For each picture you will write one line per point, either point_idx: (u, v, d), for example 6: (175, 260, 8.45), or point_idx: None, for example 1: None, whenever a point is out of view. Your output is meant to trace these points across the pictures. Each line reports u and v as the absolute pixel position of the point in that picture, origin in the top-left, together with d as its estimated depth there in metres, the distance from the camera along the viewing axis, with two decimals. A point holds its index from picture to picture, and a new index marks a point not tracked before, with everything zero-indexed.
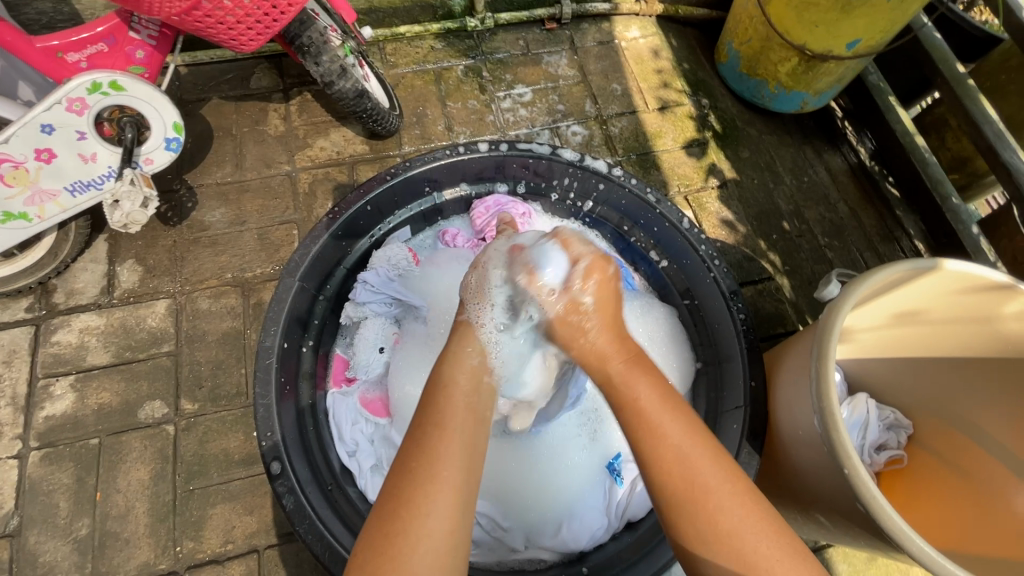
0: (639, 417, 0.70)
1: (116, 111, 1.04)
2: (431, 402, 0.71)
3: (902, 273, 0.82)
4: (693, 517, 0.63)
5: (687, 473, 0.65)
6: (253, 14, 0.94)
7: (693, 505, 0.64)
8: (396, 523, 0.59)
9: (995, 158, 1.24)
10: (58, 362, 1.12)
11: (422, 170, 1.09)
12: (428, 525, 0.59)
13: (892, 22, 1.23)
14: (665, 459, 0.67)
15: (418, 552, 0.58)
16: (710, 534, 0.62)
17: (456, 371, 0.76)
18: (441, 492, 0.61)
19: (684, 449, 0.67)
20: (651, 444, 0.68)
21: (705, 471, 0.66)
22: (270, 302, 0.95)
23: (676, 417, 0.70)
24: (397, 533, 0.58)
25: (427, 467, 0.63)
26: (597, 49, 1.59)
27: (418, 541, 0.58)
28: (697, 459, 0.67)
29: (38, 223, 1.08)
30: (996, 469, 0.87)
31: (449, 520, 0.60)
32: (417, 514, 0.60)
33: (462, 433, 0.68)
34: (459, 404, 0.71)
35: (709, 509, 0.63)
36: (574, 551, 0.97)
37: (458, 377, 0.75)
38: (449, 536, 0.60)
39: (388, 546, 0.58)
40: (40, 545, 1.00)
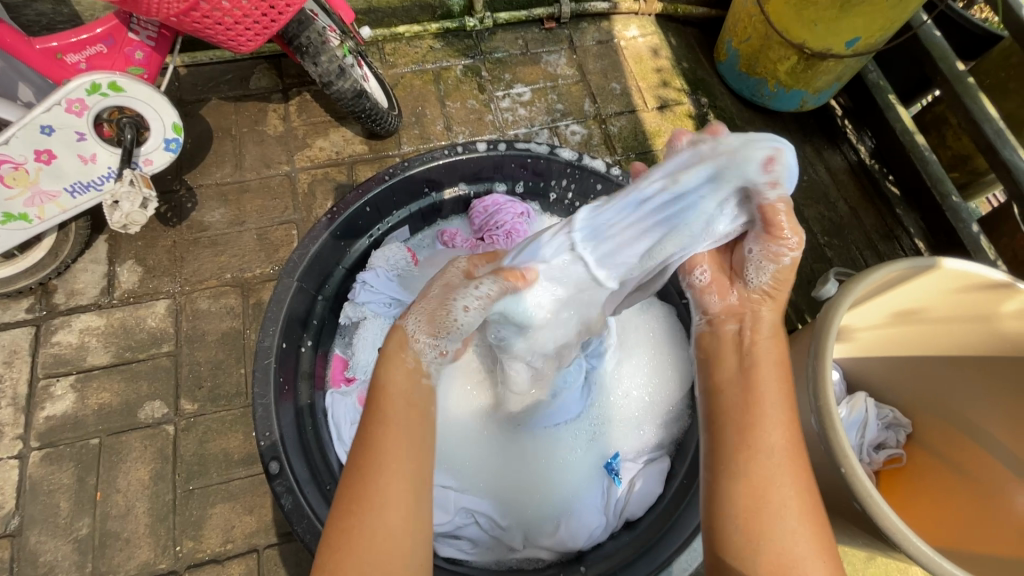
0: (754, 400, 0.66)
1: (115, 112, 1.04)
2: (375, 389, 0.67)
3: (901, 272, 0.82)
4: (751, 504, 0.59)
5: (767, 463, 0.61)
6: (251, 15, 0.94)
7: (753, 491, 0.60)
8: (351, 520, 0.58)
9: (995, 156, 1.24)
10: (59, 363, 1.12)
11: (420, 170, 1.09)
12: (380, 519, 0.58)
13: (891, 21, 1.23)
14: (754, 448, 0.62)
15: (372, 547, 0.57)
16: (761, 529, 0.58)
17: (397, 368, 0.68)
18: (387, 484, 0.59)
19: (774, 441, 0.63)
20: (757, 428, 0.64)
21: (784, 470, 0.61)
22: (269, 302, 0.95)
23: (781, 409, 0.65)
24: (350, 530, 0.57)
25: (370, 460, 0.60)
26: (596, 48, 1.59)
27: (371, 536, 0.57)
28: (784, 454, 0.62)
29: (38, 224, 1.08)
30: (996, 468, 0.88)
31: (402, 511, 0.59)
32: (369, 510, 0.58)
33: (404, 421, 0.64)
34: (400, 398, 0.66)
35: (776, 508, 0.59)
36: (572, 550, 0.96)
37: (399, 374, 0.68)
38: (406, 527, 0.59)
39: (345, 542, 0.57)
40: (41, 544, 1.01)
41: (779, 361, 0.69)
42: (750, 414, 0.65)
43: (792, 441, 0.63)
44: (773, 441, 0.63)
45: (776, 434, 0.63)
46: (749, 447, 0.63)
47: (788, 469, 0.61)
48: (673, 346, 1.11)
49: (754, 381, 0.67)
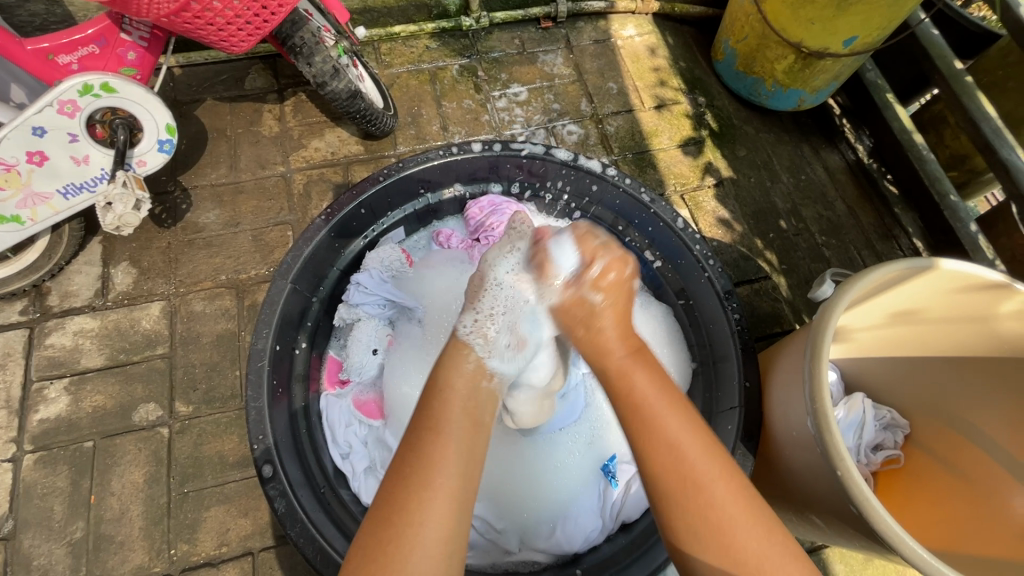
0: (632, 406, 0.68)
1: (108, 114, 1.03)
2: (426, 407, 0.69)
3: (898, 272, 0.81)
4: (682, 496, 0.63)
5: (679, 456, 0.64)
6: (243, 16, 0.93)
7: (679, 485, 0.63)
8: (390, 531, 0.59)
9: (992, 155, 1.23)
10: (53, 365, 1.12)
11: (415, 171, 1.08)
12: (421, 532, 0.59)
13: (889, 19, 1.22)
14: (657, 444, 0.65)
15: (413, 558, 0.57)
16: (695, 517, 0.62)
17: (453, 376, 0.72)
18: (434, 499, 0.60)
19: (675, 434, 0.66)
20: (650, 432, 0.66)
21: (698, 459, 0.65)
22: (262, 304, 0.95)
23: (664, 407, 0.68)
24: (390, 540, 0.58)
25: (422, 473, 0.61)
26: (593, 48, 1.58)
27: (412, 548, 0.58)
28: (690, 445, 0.66)
29: (31, 226, 1.08)
30: (993, 469, 0.87)
31: (442, 524, 0.59)
32: (413, 522, 0.59)
33: (457, 438, 0.65)
34: (455, 408, 0.69)
35: (698, 494, 0.63)
36: (568, 553, 0.96)
37: (455, 383, 0.72)
38: (444, 541, 0.59)
39: (385, 553, 0.58)
40: (35, 548, 1.00)
41: (644, 371, 0.72)
42: (641, 422, 0.67)
43: (689, 433, 0.67)
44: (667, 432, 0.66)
45: (678, 428, 0.66)
46: (646, 442, 0.66)
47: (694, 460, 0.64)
48: (669, 347, 1.12)
49: (627, 385, 0.70)
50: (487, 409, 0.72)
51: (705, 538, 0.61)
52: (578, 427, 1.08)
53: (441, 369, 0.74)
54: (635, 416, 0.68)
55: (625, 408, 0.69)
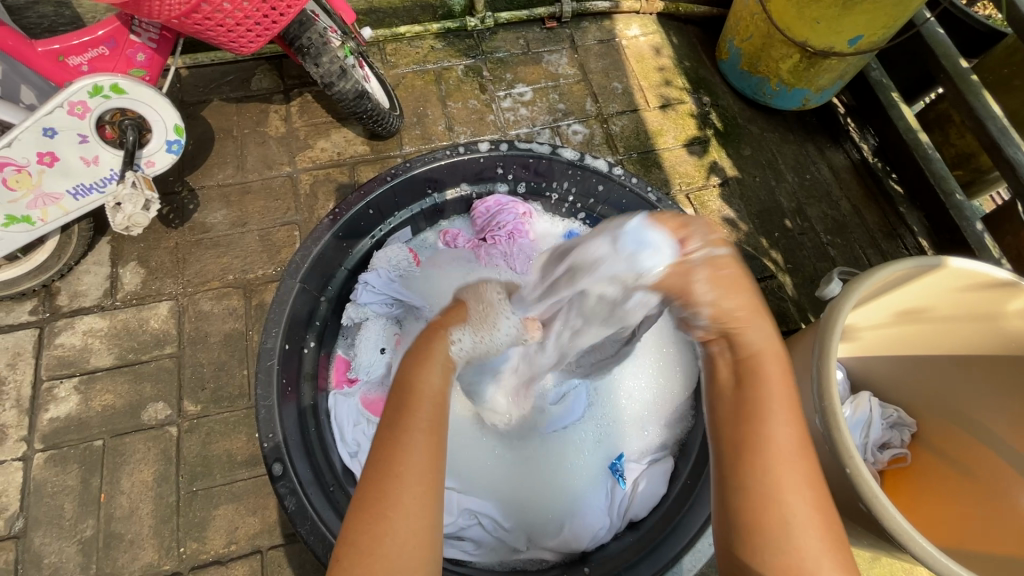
0: (757, 378, 0.64)
1: (117, 114, 1.04)
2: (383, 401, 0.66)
3: (906, 271, 0.81)
4: (759, 500, 0.57)
5: (775, 458, 0.59)
6: (252, 17, 0.94)
7: (758, 485, 0.58)
8: (363, 525, 0.57)
9: (998, 153, 1.23)
10: (63, 364, 1.13)
11: (423, 170, 1.09)
12: (393, 522, 0.57)
13: (894, 18, 1.23)
14: (768, 442, 0.60)
15: (396, 553, 0.56)
16: (767, 505, 0.57)
17: (416, 372, 0.68)
18: (404, 486, 0.59)
19: (779, 440, 0.60)
20: (759, 435, 0.60)
21: (789, 468, 0.59)
22: (271, 303, 0.95)
23: (780, 413, 0.61)
24: (364, 534, 0.57)
25: (388, 461, 0.60)
26: (598, 48, 1.59)
27: (387, 539, 0.57)
28: (791, 452, 0.59)
29: (41, 226, 1.09)
30: (1000, 467, 0.87)
31: (419, 517, 0.58)
32: (388, 518, 0.58)
33: (420, 420, 0.64)
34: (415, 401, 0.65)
35: (782, 504, 0.57)
36: (575, 551, 0.96)
37: (419, 378, 0.67)
38: (419, 529, 0.58)
39: (360, 547, 0.56)
40: (46, 546, 1.01)
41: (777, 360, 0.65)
42: (749, 421, 0.61)
43: (796, 441, 0.60)
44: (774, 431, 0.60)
45: (782, 432, 0.60)
46: (752, 436, 0.61)
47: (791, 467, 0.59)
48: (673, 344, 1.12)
49: (758, 380, 0.64)
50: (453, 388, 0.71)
51: (770, 547, 0.55)
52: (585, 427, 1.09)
53: (407, 361, 0.70)
54: (749, 414, 0.62)
55: (740, 404, 0.63)
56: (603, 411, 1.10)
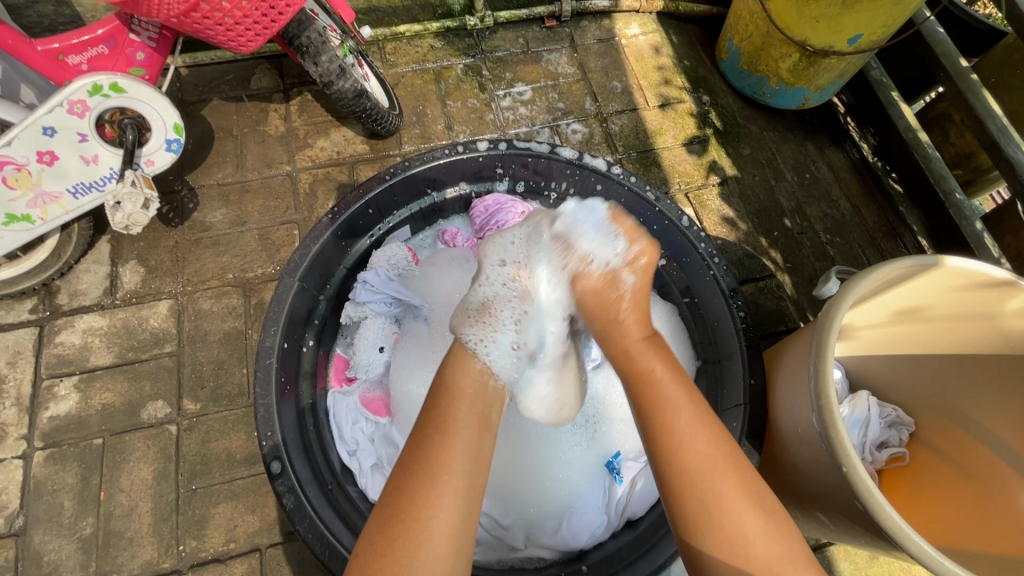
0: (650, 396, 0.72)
1: (117, 114, 1.04)
2: (433, 406, 0.71)
3: (903, 269, 0.81)
4: (685, 485, 0.66)
5: (683, 442, 0.68)
6: (250, 16, 0.94)
7: (685, 476, 0.66)
8: (398, 525, 0.60)
9: (998, 153, 1.23)
10: (62, 363, 1.13)
11: (421, 170, 1.09)
12: (432, 528, 0.60)
13: (893, 17, 1.23)
14: (672, 434, 0.69)
15: (422, 554, 0.59)
16: (708, 505, 0.65)
17: (460, 376, 0.74)
18: (442, 495, 0.62)
19: (688, 432, 0.69)
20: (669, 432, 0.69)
21: (708, 456, 0.67)
22: (270, 302, 0.95)
23: (681, 413, 0.70)
24: (399, 536, 0.59)
25: (429, 470, 0.63)
26: (597, 47, 1.58)
27: (420, 543, 0.59)
28: (703, 443, 0.68)
29: (41, 225, 1.09)
30: (996, 466, 0.87)
31: (451, 521, 0.61)
32: (422, 517, 0.60)
33: (463, 437, 0.67)
34: (463, 407, 0.71)
35: (709, 489, 0.65)
36: (573, 549, 0.97)
37: (462, 383, 0.74)
38: (452, 536, 0.61)
39: (391, 547, 0.59)
40: (45, 543, 1.01)
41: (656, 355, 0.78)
42: (658, 413, 0.70)
43: (706, 434, 0.69)
44: (677, 417, 0.70)
45: (696, 433, 0.69)
46: (659, 425, 0.70)
47: (711, 458, 0.67)
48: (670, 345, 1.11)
49: (649, 378, 0.74)
50: (494, 406, 0.75)
51: (708, 523, 0.64)
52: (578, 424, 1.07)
53: None
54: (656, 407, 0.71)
55: (647, 403, 0.72)
56: (598, 407, 1.09)
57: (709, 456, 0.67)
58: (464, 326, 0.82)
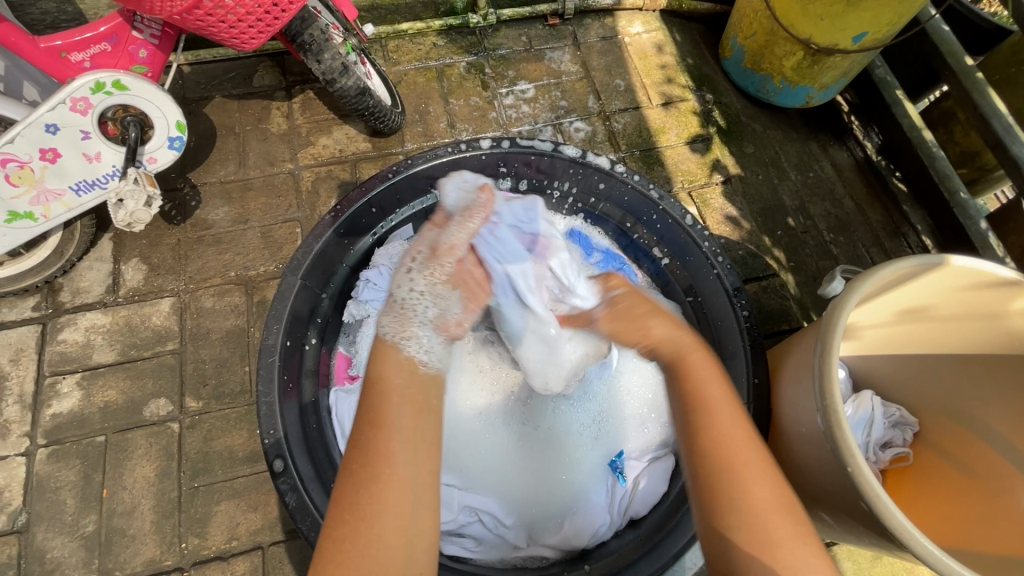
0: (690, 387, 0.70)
1: (120, 111, 1.04)
2: (364, 397, 0.67)
3: (908, 269, 0.80)
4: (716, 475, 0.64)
5: (716, 431, 0.66)
6: (253, 13, 0.94)
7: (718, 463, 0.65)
8: (343, 528, 0.59)
9: (1003, 152, 1.22)
10: (65, 360, 1.13)
11: (424, 167, 1.09)
12: (374, 527, 0.58)
13: (899, 15, 1.22)
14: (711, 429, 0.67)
15: (370, 552, 0.57)
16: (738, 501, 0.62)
17: (386, 365, 0.70)
18: (384, 490, 0.60)
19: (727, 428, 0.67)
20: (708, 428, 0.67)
21: (742, 449, 0.66)
22: (273, 300, 0.95)
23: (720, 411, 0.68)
24: (345, 538, 0.58)
25: (368, 468, 0.60)
26: (600, 45, 1.58)
27: (366, 544, 0.57)
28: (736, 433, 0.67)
29: (43, 222, 1.09)
30: (1002, 465, 0.87)
31: (398, 518, 0.59)
32: (365, 515, 0.59)
33: (400, 428, 0.63)
34: (396, 396, 0.66)
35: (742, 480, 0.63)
36: (576, 549, 0.96)
37: (388, 372, 0.69)
38: (402, 532, 0.59)
39: (339, 550, 0.58)
40: (48, 541, 1.01)
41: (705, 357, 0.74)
42: (701, 408, 0.68)
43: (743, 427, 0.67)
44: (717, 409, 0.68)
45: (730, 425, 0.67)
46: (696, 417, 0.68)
47: (744, 447, 0.66)
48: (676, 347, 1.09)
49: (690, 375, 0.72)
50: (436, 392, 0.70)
51: (737, 513, 0.61)
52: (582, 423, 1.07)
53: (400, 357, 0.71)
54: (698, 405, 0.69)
55: (688, 403, 0.70)
56: (603, 408, 1.09)
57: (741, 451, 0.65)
58: (382, 323, 0.75)
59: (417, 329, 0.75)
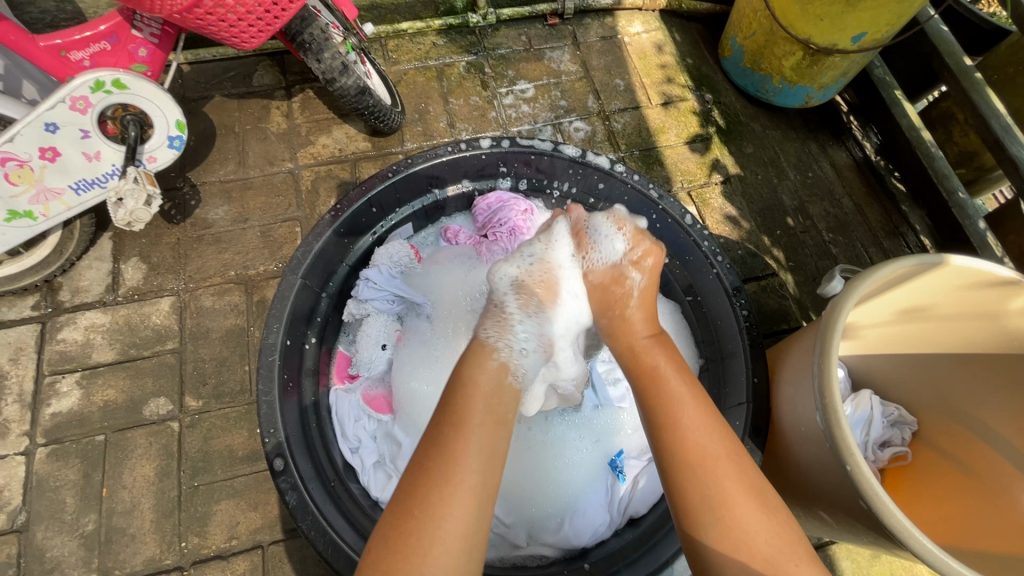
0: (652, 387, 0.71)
1: (119, 110, 1.04)
2: (449, 401, 0.69)
3: (909, 268, 0.81)
4: (697, 485, 0.62)
5: (692, 437, 0.65)
6: (253, 12, 0.94)
7: (695, 474, 0.63)
8: (413, 523, 0.58)
9: (1002, 152, 1.23)
10: (64, 359, 1.13)
11: (424, 167, 1.09)
12: (445, 526, 0.58)
13: (898, 16, 1.22)
14: (677, 441, 0.65)
15: (434, 552, 0.57)
16: (709, 494, 0.62)
17: (478, 372, 0.72)
18: (458, 492, 0.60)
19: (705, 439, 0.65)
20: (682, 441, 0.65)
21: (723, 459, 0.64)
22: (273, 299, 0.95)
23: (696, 421, 0.67)
24: (411, 533, 0.58)
25: (444, 468, 0.61)
26: (600, 45, 1.58)
27: (434, 541, 0.57)
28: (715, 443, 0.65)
29: (43, 221, 1.09)
30: (1001, 465, 0.87)
31: (465, 520, 0.59)
32: (436, 513, 0.59)
33: (480, 435, 0.65)
34: (479, 405, 0.68)
35: (726, 490, 0.61)
36: (575, 547, 0.98)
37: (479, 379, 0.71)
38: (465, 535, 0.59)
39: (405, 544, 0.57)
40: (48, 540, 1.01)
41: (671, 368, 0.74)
42: (658, 388, 0.70)
43: (720, 435, 0.66)
44: (684, 416, 0.67)
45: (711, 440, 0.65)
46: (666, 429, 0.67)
47: (724, 455, 0.64)
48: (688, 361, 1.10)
49: (655, 382, 0.71)
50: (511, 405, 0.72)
51: (718, 522, 0.60)
52: (583, 425, 1.07)
53: None
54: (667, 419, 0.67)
55: (657, 417, 0.68)
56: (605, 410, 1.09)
57: (728, 463, 0.64)
58: (484, 327, 0.81)
59: (514, 337, 0.80)
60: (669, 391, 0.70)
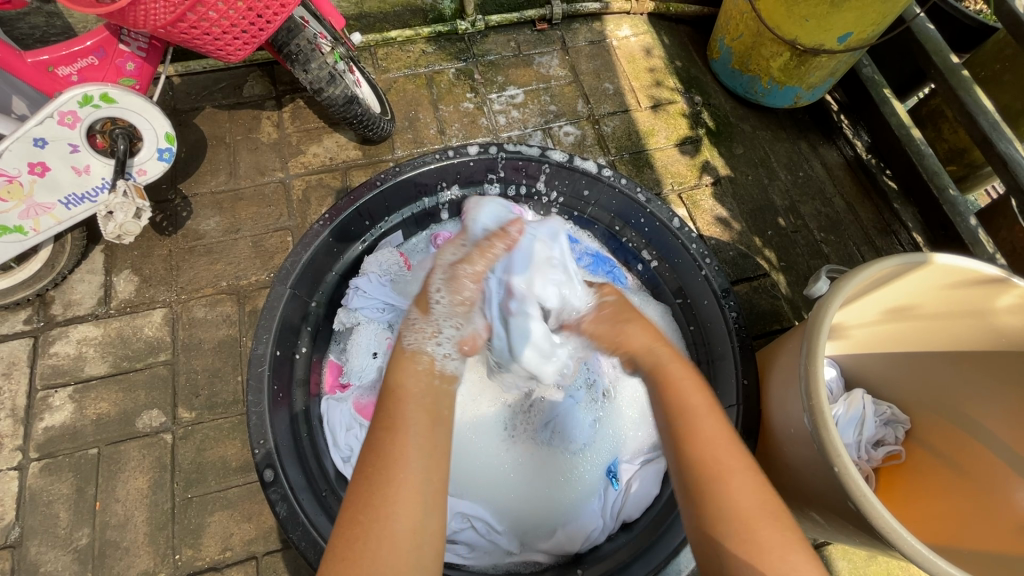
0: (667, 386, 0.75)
1: (108, 123, 1.05)
2: (380, 409, 0.71)
3: (892, 268, 0.80)
4: (708, 494, 0.65)
5: (709, 450, 0.68)
6: (237, 25, 0.94)
7: (714, 484, 0.65)
8: (357, 528, 0.60)
9: (990, 149, 1.23)
10: (57, 373, 1.13)
11: (412, 175, 1.09)
12: (390, 525, 0.60)
13: (883, 15, 1.23)
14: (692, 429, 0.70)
15: (382, 550, 0.59)
16: (721, 497, 0.64)
17: (403, 377, 0.74)
18: (399, 492, 0.62)
19: (716, 441, 0.69)
20: (686, 429, 0.70)
21: (739, 469, 0.66)
22: (262, 310, 0.95)
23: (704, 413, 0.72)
24: (357, 537, 0.60)
25: (383, 470, 0.63)
26: (588, 49, 1.59)
27: (381, 544, 0.59)
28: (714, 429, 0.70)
29: (33, 236, 1.09)
30: (993, 462, 0.87)
31: (409, 519, 0.61)
32: (378, 515, 0.61)
33: (415, 436, 0.67)
34: (409, 405, 0.71)
35: (727, 484, 0.65)
36: (569, 553, 0.97)
37: (406, 383, 0.73)
38: (411, 533, 0.61)
39: (352, 548, 0.59)
40: (42, 555, 1.01)
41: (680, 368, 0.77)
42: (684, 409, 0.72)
43: (723, 427, 0.71)
44: (705, 432, 0.70)
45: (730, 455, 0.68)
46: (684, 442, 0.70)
47: (727, 453, 0.68)
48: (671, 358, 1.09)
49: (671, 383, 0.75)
50: (446, 403, 0.74)
51: (725, 511, 0.63)
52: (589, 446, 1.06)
53: None
54: (691, 438, 0.69)
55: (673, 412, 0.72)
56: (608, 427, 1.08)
57: (747, 482, 0.65)
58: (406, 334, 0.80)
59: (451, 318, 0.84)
60: (689, 396, 0.73)
